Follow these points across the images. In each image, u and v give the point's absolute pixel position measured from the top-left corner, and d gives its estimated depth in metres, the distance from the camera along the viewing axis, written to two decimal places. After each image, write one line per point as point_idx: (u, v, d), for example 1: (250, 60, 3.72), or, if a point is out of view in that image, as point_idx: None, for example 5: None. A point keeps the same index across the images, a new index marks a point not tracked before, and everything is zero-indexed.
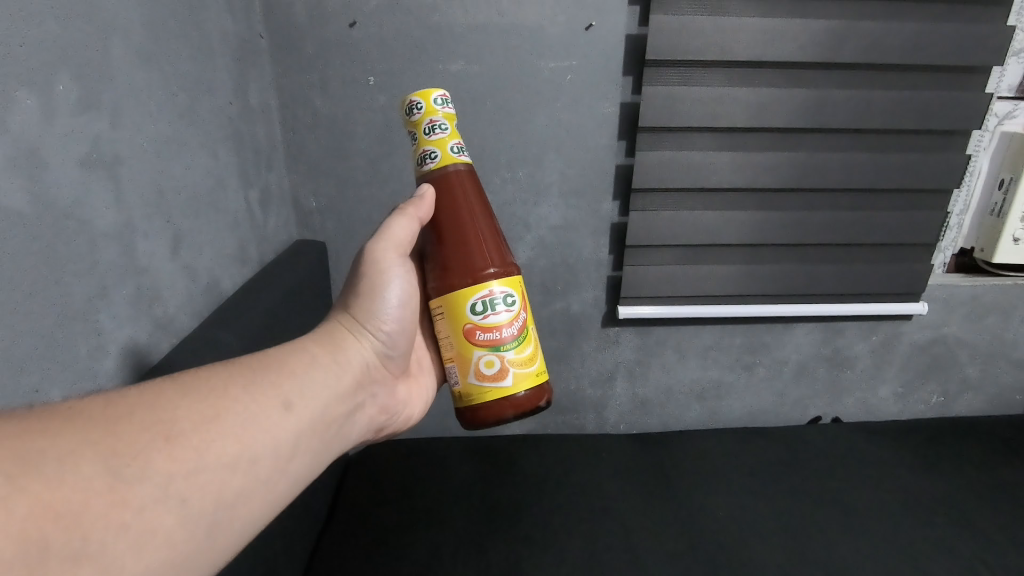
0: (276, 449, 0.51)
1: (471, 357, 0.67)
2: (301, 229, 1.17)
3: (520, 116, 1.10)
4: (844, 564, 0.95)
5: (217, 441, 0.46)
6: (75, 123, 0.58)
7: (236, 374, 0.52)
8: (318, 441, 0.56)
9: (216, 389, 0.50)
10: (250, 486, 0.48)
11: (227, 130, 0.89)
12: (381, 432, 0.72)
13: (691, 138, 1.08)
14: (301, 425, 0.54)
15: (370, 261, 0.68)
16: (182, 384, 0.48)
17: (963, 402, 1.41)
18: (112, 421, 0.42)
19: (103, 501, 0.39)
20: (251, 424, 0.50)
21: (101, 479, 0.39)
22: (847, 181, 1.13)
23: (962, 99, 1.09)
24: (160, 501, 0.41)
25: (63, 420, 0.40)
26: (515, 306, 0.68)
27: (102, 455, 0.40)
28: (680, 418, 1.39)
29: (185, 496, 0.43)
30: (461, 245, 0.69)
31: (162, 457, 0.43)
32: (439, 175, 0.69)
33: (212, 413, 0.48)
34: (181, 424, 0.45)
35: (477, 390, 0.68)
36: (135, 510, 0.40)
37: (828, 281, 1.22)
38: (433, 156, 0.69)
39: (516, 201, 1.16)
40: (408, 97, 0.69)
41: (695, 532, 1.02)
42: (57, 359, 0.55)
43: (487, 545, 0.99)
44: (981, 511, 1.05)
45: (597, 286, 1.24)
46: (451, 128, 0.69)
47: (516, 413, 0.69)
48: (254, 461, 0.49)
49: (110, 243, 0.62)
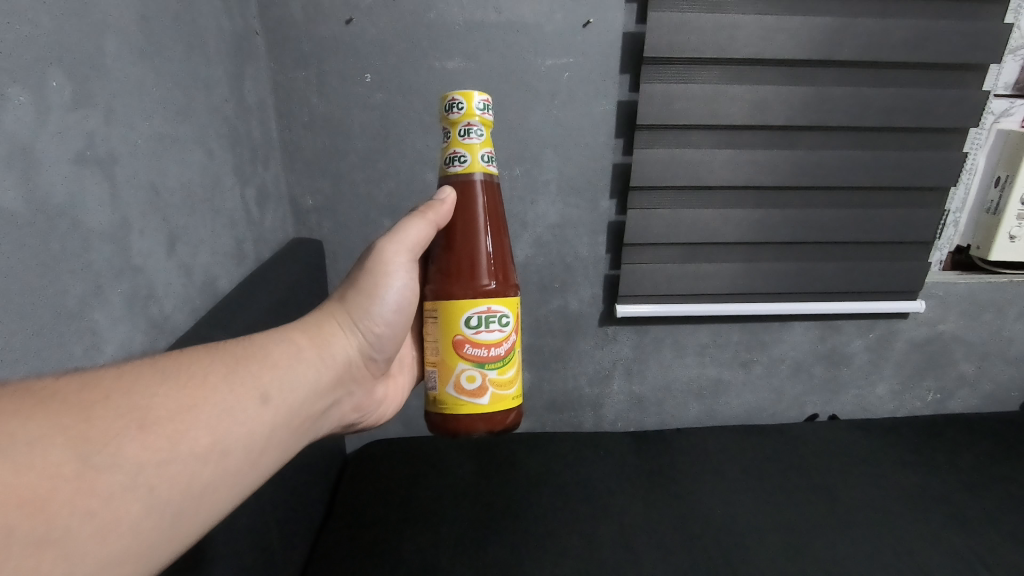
0: (250, 442, 0.50)
1: (454, 368, 0.66)
2: (298, 227, 1.17)
3: (517, 113, 1.09)
4: (841, 560, 0.95)
5: (193, 431, 0.46)
6: (71, 120, 0.57)
7: (217, 364, 0.51)
8: (290, 435, 0.55)
9: (196, 378, 0.49)
10: (219, 478, 0.47)
11: (223, 128, 0.89)
12: (349, 427, 0.71)
13: (689, 135, 1.08)
14: (277, 420, 0.53)
15: (377, 259, 0.67)
16: (161, 370, 0.47)
17: (959, 399, 1.42)
18: (85, 404, 0.41)
19: (70, 486, 0.38)
20: (227, 415, 0.49)
21: (70, 463, 0.38)
22: (844, 179, 1.13)
23: (959, 97, 1.09)
24: (128, 489, 0.41)
25: (35, 402, 0.39)
26: (508, 327, 0.68)
27: (74, 439, 0.39)
28: (677, 416, 1.39)
29: (154, 485, 0.42)
30: (471, 255, 0.69)
31: (135, 445, 0.42)
32: (463, 180, 0.68)
33: (190, 401, 0.47)
34: (157, 412, 0.44)
35: (453, 401, 0.67)
36: (102, 498, 0.39)
37: (825, 279, 1.22)
38: (461, 159, 0.67)
39: (513, 199, 1.16)
40: (448, 93, 0.66)
41: (693, 529, 1.02)
42: (51, 358, 0.55)
43: (485, 543, 0.99)
44: (977, 507, 1.06)
45: (594, 284, 1.24)
46: (485, 135, 0.67)
47: (484, 431, 0.68)
48: (226, 453, 0.48)
49: (105, 241, 0.62)
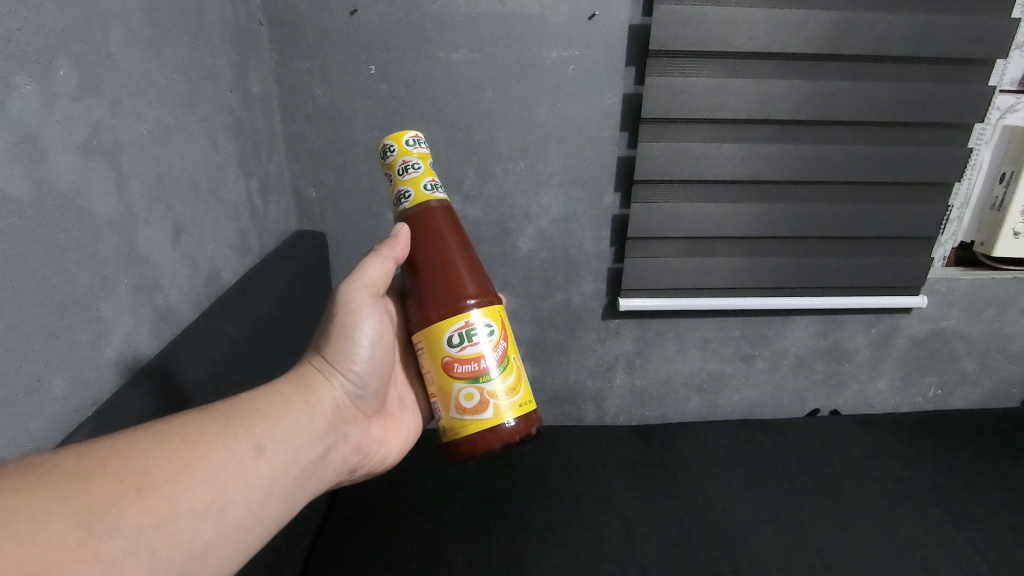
0: (249, 494, 0.50)
1: (451, 390, 0.65)
2: (301, 219, 1.17)
3: (521, 105, 1.09)
4: (841, 555, 0.96)
5: (190, 489, 0.45)
6: (76, 109, 0.57)
7: (208, 420, 0.51)
8: (292, 484, 0.55)
9: (188, 435, 0.48)
10: (221, 534, 0.47)
11: (227, 118, 0.88)
12: (356, 472, 0.70)
13: (693, 129, 1.08)
14: (274, 469, 0.53)
15: (342, 303, 0.67)
16: (152, 431, 0.47)
17: (960, 394, 1.42)
18: (82, 473, 0.41)
19: (73, 556, 0.38)
20: (222, 470, 0.48)
21: (71, 533, 0.38)
22: (849, 174, 1.13)
23: (965, 92, 1.08)
24: (131, 554, 0.40)
25: (32, 475, 0.40)
26: (494, 335, 0.66)
27: (73, 509, 0.39)
28: (679, 410, 1.40)
29: (156, 548, 0.42)
30: (438, 279, 0.67)
31: (133, 509, 0.42)
32: (415, 212, 0.69)
33: (187, 459, 0.47)
34: (155, 473, 0.44)
35: (460, 424, 0.66)
36: (106, 565, 0.39)
37: (829, 274, 1.22)
38: (407, 195, 0.68)
39: (516, 192, 1.16)
40: (382, 140, 0.70)
41: (694, 523, 1.02)
42: (58, 349, 0.55)
43: (487, 537, 0.99)
44: (977, 502, 1.06)
45: (597, 278, 1.24)
46: (424, 166, 0.69)
47: (504, 446, 0.66)
48: (225, 508, 0.47)
49: (111, 231, 0.62)
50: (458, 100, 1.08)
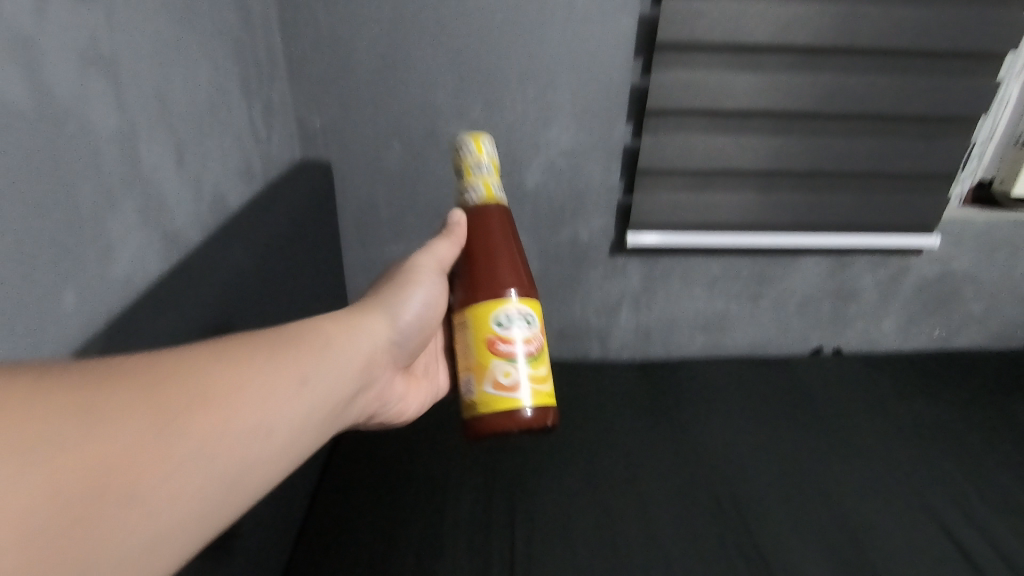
0: (291, 424, 0.51)
1: (488, 367, 0.65)
2: (306, 149, 1.14)
3: (531, 29, 1.04)
4: (834, 488, 0.99)
5: (242, 411, 0.47)
6: (73, 16, 0.55)
7: (261, 348, 0.51)
8: (326, 421, 0.56)
9: (242, 359, 0.49)
10: (260, 460, 0.48)
11: (227, 37, 0.85)
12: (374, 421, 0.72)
13: (711, 57, 1.03)
14: (316, 404, 0.53)
15: (406, 272, 0.71)
16: (211, 351, 0.48)
17: (965, 336, 1.42)
18: (146, 382, 0.42)
19: (142, 454, 0.39)
20: (270, 396, 0.49)
21: (131, 439, 0.39)
22: (870, 106, 1.09)
23: (1000, 18, 1.03)
24: (182, 464, 0.42)
25: (99, 376, 0.40)
26: (537, 323, 0.67)
27: (136, 415, 0.40)
28: (682, 348, 1.41)
29: (204, 460, 0.43)
30: (492, 261, 0.69)
31: (188, 423, 0.42)
32: (478, 210, 0.72)
33: (237, 381, 0.47)
34: (215, 387, 0.46)
35: (489, 402, 0.65)
36: (158, 472, 0.40)
37: (842, 211, 1.20)
38: (476, 192, 0.71)
39: (525, 123, 1.13)
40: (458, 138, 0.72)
41: (692, 454, 1.06)
42: (70, 262, 0.56)
43: (491, 461, 1.02)
44: (971, 439, 1.09)
45: (606, 213, 1.23)
46: (494, 171, 0.73)
47: (537, 422, 0.66)
48: (268, 435, 0.48)
49: (113, 146, 0.61)
50: (466, 23, 1.04)
